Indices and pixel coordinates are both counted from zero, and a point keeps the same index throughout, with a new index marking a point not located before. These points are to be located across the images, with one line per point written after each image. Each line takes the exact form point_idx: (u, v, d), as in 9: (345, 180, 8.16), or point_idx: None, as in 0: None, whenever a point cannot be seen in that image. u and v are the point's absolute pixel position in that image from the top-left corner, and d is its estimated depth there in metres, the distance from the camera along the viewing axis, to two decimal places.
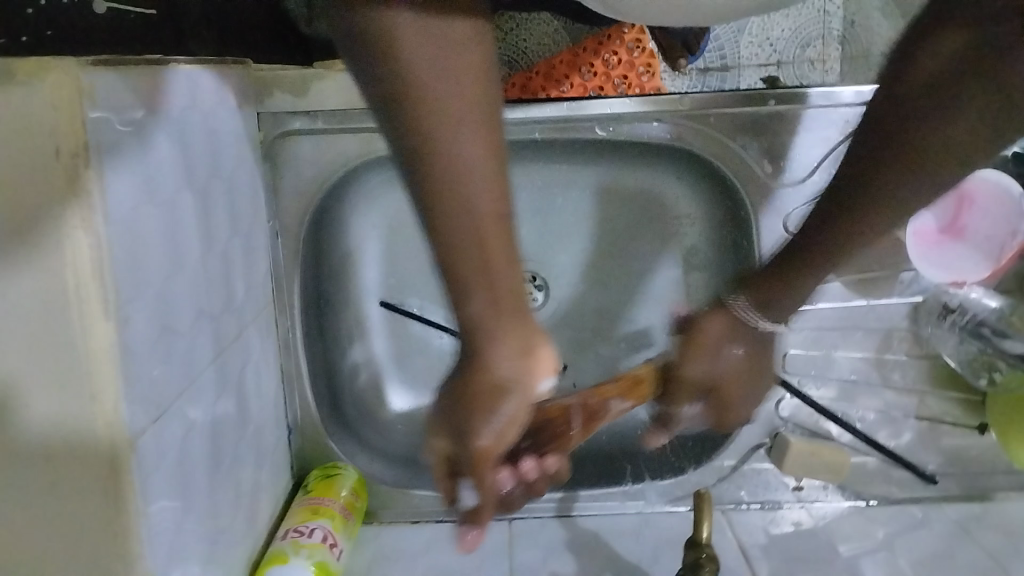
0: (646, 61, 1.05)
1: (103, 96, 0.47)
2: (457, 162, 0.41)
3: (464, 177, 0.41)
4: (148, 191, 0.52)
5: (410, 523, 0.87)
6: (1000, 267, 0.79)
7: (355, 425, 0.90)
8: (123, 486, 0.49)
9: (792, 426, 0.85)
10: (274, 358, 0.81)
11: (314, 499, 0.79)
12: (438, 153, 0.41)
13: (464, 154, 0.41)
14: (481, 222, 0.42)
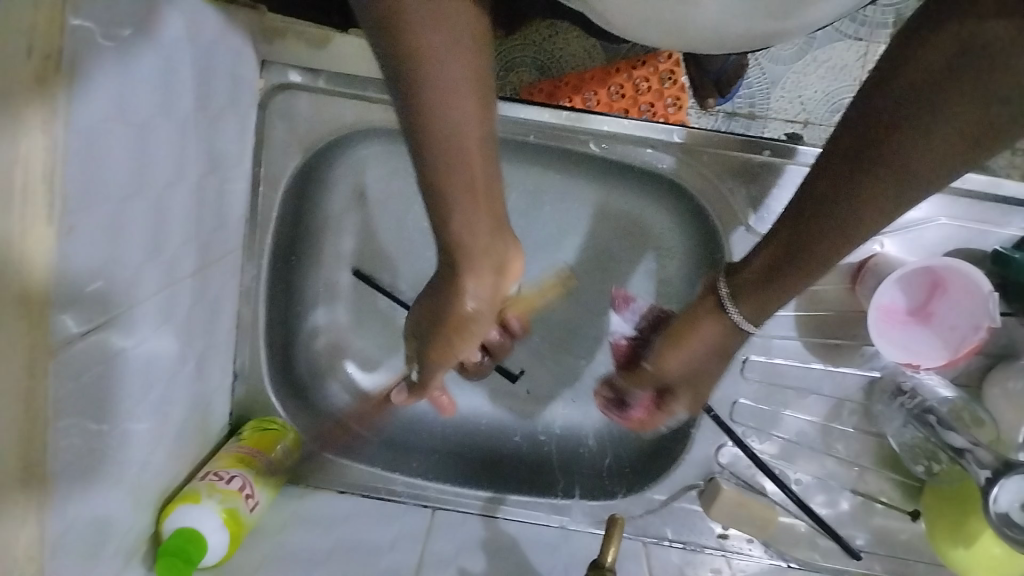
0: (675, 94, 1.06)
1: (91, 9, 0.47)
2: (442, 116, 0.51)
3: (450, 146, 0.52)
4: (124, 110, 0.53)
5: (336, 491, 0.87)
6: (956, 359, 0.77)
7: (302, 385, 0.90)
8: (36, 393, 0.49)
9: (729, 474, 0.85)
10: (232, 302, 0.82)
11: (245, 449, 0.80)
12: (429, 87, 0.49)
13: (451, 112, 0.51)
14: (470, 177, 0.54)
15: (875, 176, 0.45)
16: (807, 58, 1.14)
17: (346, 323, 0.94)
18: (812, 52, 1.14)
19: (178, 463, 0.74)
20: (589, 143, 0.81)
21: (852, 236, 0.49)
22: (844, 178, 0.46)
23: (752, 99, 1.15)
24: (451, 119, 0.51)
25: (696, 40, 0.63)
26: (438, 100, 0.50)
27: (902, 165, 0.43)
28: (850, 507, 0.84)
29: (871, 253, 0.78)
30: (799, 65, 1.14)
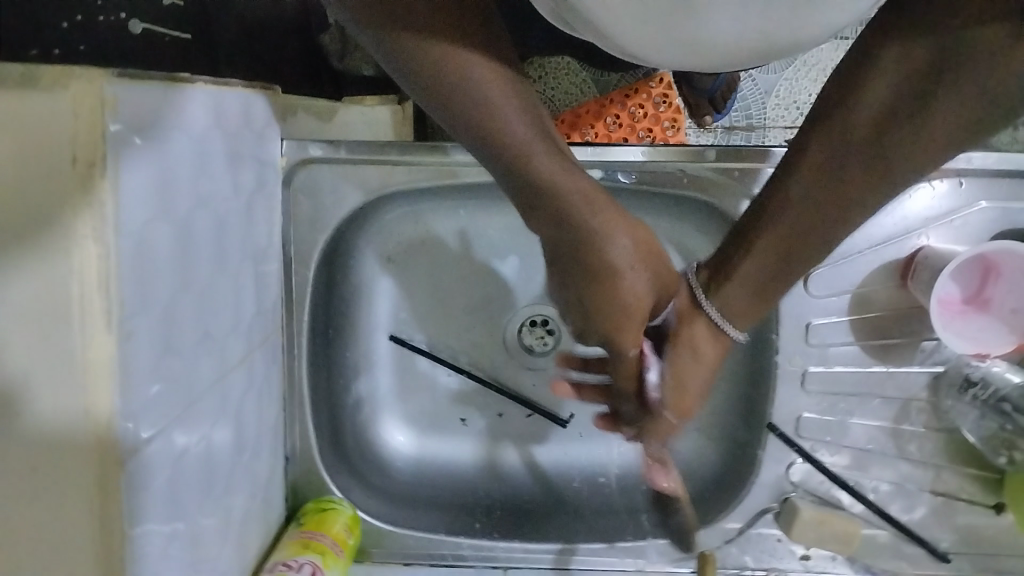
0: (672, 116, 1.07)
1: (128, 109, 0.46)
2: (552, 162, 0.52)
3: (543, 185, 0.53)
4: (163, 204, 0.51)
5: (403, 564, 0.85)
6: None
7: (354, 460, 0.89)
8: (110, 505, 0.48)
9: (803, 491, 0.82)
10: (276, 386, 0.80)
11: (307, 532, 0.78)
12: (515, 133, 0.51)
13: (566, 173, 0.53)
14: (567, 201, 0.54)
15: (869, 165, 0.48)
16: (797, 64, 1.15)
17: (390, 388, 0.93)
18: (802, 58, 1.14)
19: (245, 557, 0.72)
20: (615, 175, 0.81)
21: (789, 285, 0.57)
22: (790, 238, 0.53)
23: (747, 110, 1.16)
24: (550, 162, 0.52)
25: (727, 53, 0.61)
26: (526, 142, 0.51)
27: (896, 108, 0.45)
28: (931, 508, 0.82)
29: (915, 246, 0.77)
30: (790, 72, 1.15)
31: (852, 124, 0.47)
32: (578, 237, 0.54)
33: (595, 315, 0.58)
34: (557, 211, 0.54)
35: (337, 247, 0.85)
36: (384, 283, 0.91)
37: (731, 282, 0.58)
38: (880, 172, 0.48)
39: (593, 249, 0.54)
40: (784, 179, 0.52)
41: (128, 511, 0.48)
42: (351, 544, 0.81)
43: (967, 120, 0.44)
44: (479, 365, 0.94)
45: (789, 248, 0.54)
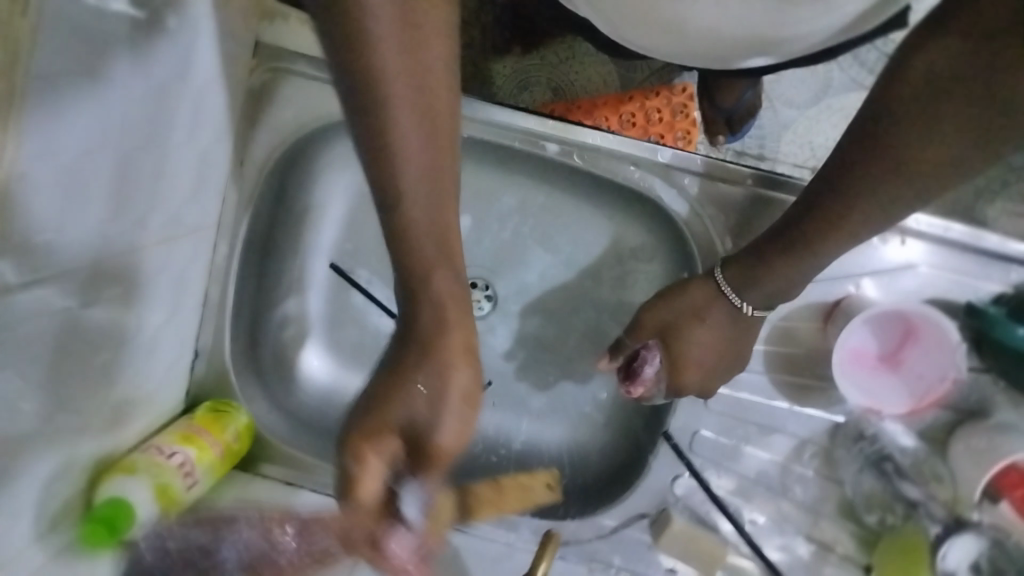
0: (686, 128, 1.09)
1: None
2: (398, 66, 0.50)
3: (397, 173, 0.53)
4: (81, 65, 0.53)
5: (284, 483, 0.86)
6: (920, 408, 0.77)
7: (265, 373, 0.90)
8: None
9: (683, 506, 0.83)
10: (200, 279, 0.81)
11: (195, 428, 0.79)
12: (371, 26, 0.48)
13: (417, 77, 0.51)
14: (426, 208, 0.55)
15: (882, 169, 0.57)
16: (822, 106, 1.17)
17: (319, 313, 0.94)
18: (827, 100, 1.17)
19: (122, 432, 0.74)
20: (573, 156, 0.82)
21: (775, 267, 0.68)
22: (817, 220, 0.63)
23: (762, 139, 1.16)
24: (401, 60, 0.50)
25: (726, 41, 0.75)
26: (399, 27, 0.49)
27: (892, 149, 0.55)
28: (803, 554, 0.81)
29: (845, 294, 0.78)
30: (813, 111, 1.17)
31: (902, 92, 0.53)
32: (380, 142, 0.52)
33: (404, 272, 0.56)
34: (371, 117, 0.51)
35: (291, 164, 0.86)
36: (335, 211, 0.92)
37: (784, 250, 0.67)
38: (917, 129, 0.53)
39: (381, 152, 0.52)
40: (844, 153, 0.59)
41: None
42: (235, 452, 0.82)
43: (985, 86, 0.50)
44: None
45: (828, 215, 0.62)
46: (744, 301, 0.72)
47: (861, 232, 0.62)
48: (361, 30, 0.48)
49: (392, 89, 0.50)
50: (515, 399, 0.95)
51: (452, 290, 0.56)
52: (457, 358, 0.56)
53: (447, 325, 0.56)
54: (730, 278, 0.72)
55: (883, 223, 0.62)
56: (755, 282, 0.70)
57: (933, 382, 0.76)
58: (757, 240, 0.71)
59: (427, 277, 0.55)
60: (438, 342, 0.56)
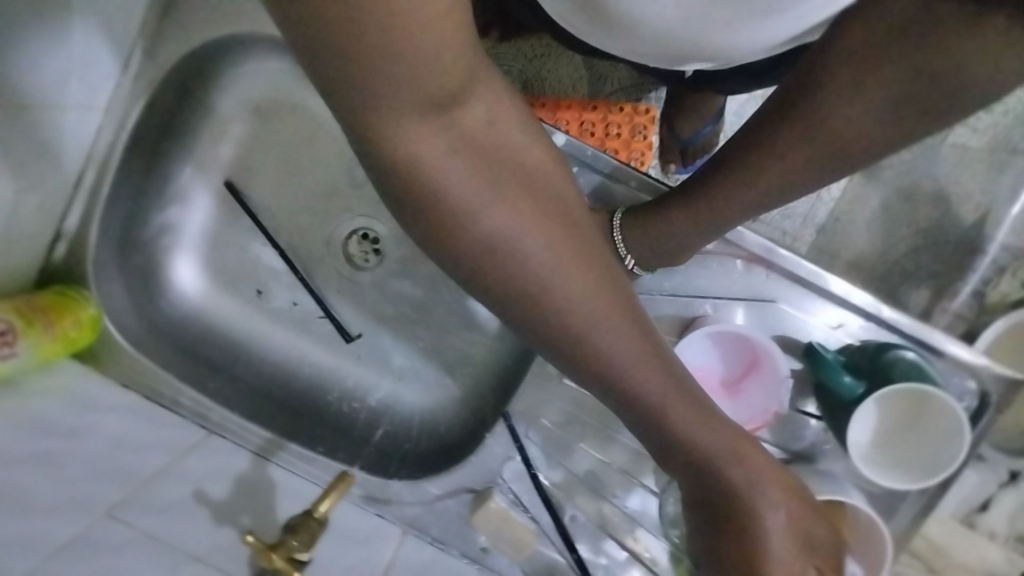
0: (642, 148, 1.17)
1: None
2: (482, 189, 0.45)
3: (533, 279, 0.46)
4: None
5: (119, 384, 0.84)
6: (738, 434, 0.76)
7: (131, 270, 0.89)
8: None
9: (508, 488, 0.83)
10: (71, 161, 0.80)
11: (33, 304, 0.78)
12: (439, 158, 0.43)
13: (497, 183, 0.45)
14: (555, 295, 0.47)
15: (792, 131, 0.59)
16: None
17: (200, 229, 0.92)
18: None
19: None
20: None
21: (663, 215, 0.71)
22: (719, 181, 0.66)
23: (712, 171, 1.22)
24: (479, 179, 0.45)
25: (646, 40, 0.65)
26: (462, 149, 0.44)
27: (831, 132, 0.57)
28: (616, 560, 0.82)
29: (701, 313, 0.79)
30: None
31: (828, 71, 0.56)
32: (530, 287, 0.46)
33: (656, 414, 0.51)
34: (494, 251, 0.46)
35: (198, 68, 0.85)
36: (236, 129, 0.91)
37: (685, 205, 0.69)
38: (841, 112, 0.56)
39: (545, 309, 0.47)
40: (755, 131, 0.62)
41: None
42: (73, 340, 0.81)
43: (903, 90, 0.53)
44: (294, 249, 0.93)
45: (733, 177, 0.64)
46: (628, 253, 0.74)
47: (775, 200, 0.64)
48: (427, 168, 0.43)
49: (483, 209, 0.45)
50: (381, 356, 0.94)
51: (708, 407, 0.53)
52: (748, 449, 0.54)
53: (731, 447, 0.53)
54: (636, 228, 0.73)
55: (781, 199, 0.64)
56: (642, 237, 0.72)
57: (758, 412, 0.76)
58: (657, 199, 0.73)
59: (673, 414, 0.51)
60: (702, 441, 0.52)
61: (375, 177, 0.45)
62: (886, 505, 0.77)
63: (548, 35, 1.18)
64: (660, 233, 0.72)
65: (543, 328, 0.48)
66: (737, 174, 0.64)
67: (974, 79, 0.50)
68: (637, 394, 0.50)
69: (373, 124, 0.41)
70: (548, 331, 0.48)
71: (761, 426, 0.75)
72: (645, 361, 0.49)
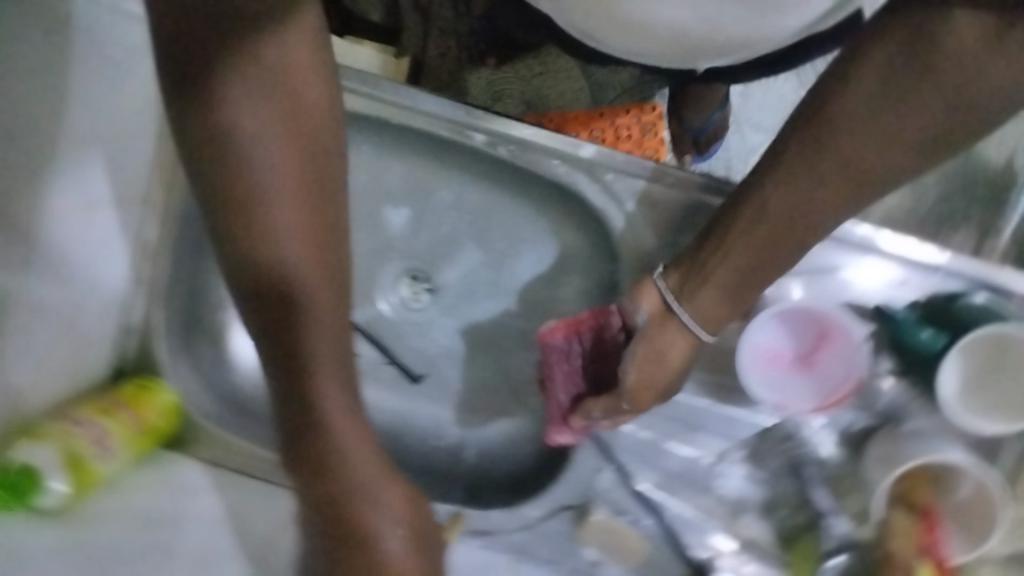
0: (655, 146, 1.12)
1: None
2: (268, 134, 0.57)
3: (210, 128, 0.55)
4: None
5: (208, 463, 0.84)
6: (825, 407, 0.76)
7: (196, 350, 0.90)
8: None
9: (607, 498, 0.83)
10: (127, 256, 0.82)
11: (118, 402, 0.79)
12: (237, 98, 0.55)
13: (262, 86, 0.55)
14: (226, 149, 0.56)
15: (814, 154, 0.60)
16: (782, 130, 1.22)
17: None
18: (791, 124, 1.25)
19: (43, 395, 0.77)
20: (499, 146, 0.82)
21: (709, 266, 0.70)
22: (747, 220, 0.66)
23: (728, 160, 1.25)
24: (258, 85, 0.55)
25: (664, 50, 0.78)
26: (275, 107, 0.56)
27: (854, 153, 0.58)
28: (725, 554, 0.82)
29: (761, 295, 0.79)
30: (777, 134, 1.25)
31: (848, 102, 0.57)
32: (229, 170, 0.57)
33: (255, 241, 0.60)
34: (216, 143, 0.56)
35: None
36: None
37: (718, 255, 0.68)
38: (874, 138, 0.57)
39: (214, 151, 0.56)
40: (773, 163, 0.63)
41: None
42: (159, 430, 0.82)
43: (926, 111, 0.53)
44: (348, 301, 0.93)
45: (769, 218, 0.65)
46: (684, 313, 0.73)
47: (814, 232, 0.64)
48: (201, 51, 0.53)
49: (255, 134, 0.56)
50: (453, 391, 0.95)
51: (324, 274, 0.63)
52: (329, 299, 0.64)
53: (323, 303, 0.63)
54: (639, 356, 0.73)
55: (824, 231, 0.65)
56: (689, 291, 0.71)
57: (840, 383, 0.76)
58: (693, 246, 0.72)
59: (279, 255, 0.61)
60: (285, 277, 0.61)
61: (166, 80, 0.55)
62: (982, 447, 0.77)
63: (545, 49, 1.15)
64: (707, 287, 0.70)
65: (219, 187, 0.58)
66: (767, 210, 0.64)
67: (1002, 95, 0.50)
68: (263, 226, 0.59)
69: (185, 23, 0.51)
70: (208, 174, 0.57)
71: (848, 394, 0.75)
72: (289, 190, 0.59)
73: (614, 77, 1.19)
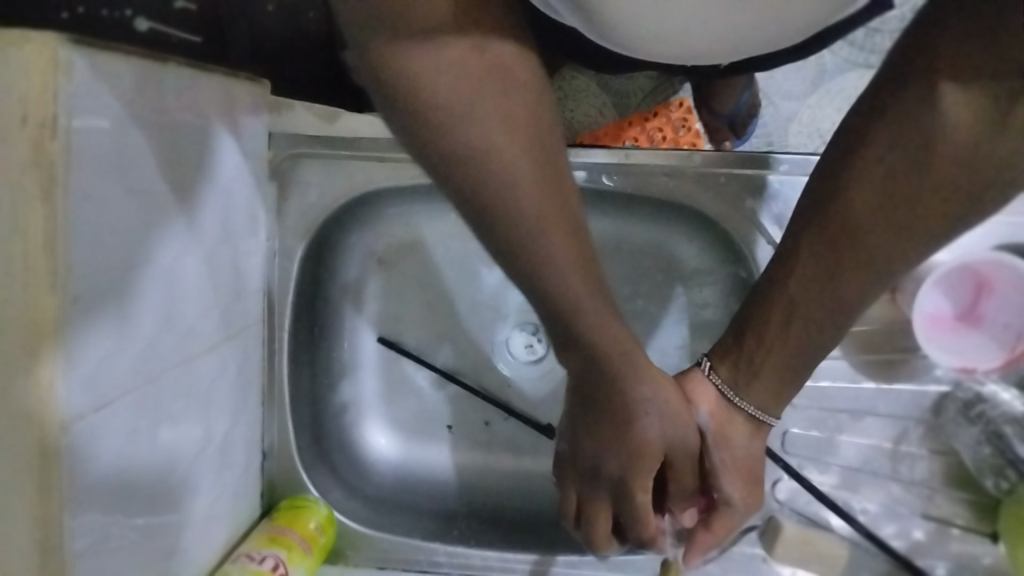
0: (691, 142, 1.00)
1: (87, 94, 0.49)
2: (485, 107, 0.48)
3: (472, 158, 0.49)
4: (149, 205, 0.57)
5: (375, 568, 0.82)
6: (1016, 356, 0.74)
7: (332, 456, 0.87)
8: (49, 492, 0.48)
9: (790, 510, 0.78)
10: (254, 377, 0.79)
11: (280, 527, 0.77)
12: (441, 85, 0.47)
13: (492, 104, 0.48)
14: (496, 184, 0.49)
15: (831, 240, 0.50)
16: (820, 91, 1.08)
17: (374, 392, 0.91)
18: (824, 86, 1.08)
19: (208, 549, 0.72)
20: (601, 178, 0.80)
21: (758, 368, 0.58)
22: (778, 321, 0.55)
23: (769, 136, 1.08)
24: (485, 108, 0.48)
25: (749, 44, 0.63)
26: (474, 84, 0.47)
27: (866, 241, 0.49)
28: (926, 539, 0.77)
29: None
30: (812, 99, 1.08)
31: (858, 196, 0.48)
32: (465, 164, 0.49)
33: (542, 283, 0.52)
34: (447, 145, 0.48)
35: (325, 240, 0.85)
36: (370, 286, 0.91)
37: (761, 349, 0.57)
38: (892, 234, 0.48)
39: (476, 179, 0.49)
40: (778, 269, 0.54)
41: (95, 468, 0.53)
42: (324, 545, 0.79)
43: (934, 194, 0.46)
44: (466, 371, 0.90)
45: (797, 321, 0.54)
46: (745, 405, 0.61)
47: (847, 319, 0.54)
48: (419, 80, 0.46)
49: (499, 162, 0.49)
50: None
51: (593, 272, 0.53)
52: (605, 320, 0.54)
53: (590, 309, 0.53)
54: (718, 422, 0.62)
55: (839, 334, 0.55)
56: (742, 387, 0.60)
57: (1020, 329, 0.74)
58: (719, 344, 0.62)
59: (533, 253, 0.51)
60: (548, 259, 0.51)
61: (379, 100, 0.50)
62: None
63: (557, 68, 1.04)
64: (760, 381, 0.59)
65: (474, 212, 0.51)
66: (790, 315, 0.54)
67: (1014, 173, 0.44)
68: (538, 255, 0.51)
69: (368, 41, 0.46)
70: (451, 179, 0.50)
71: None
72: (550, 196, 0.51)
73: (633, 83, 1.07)
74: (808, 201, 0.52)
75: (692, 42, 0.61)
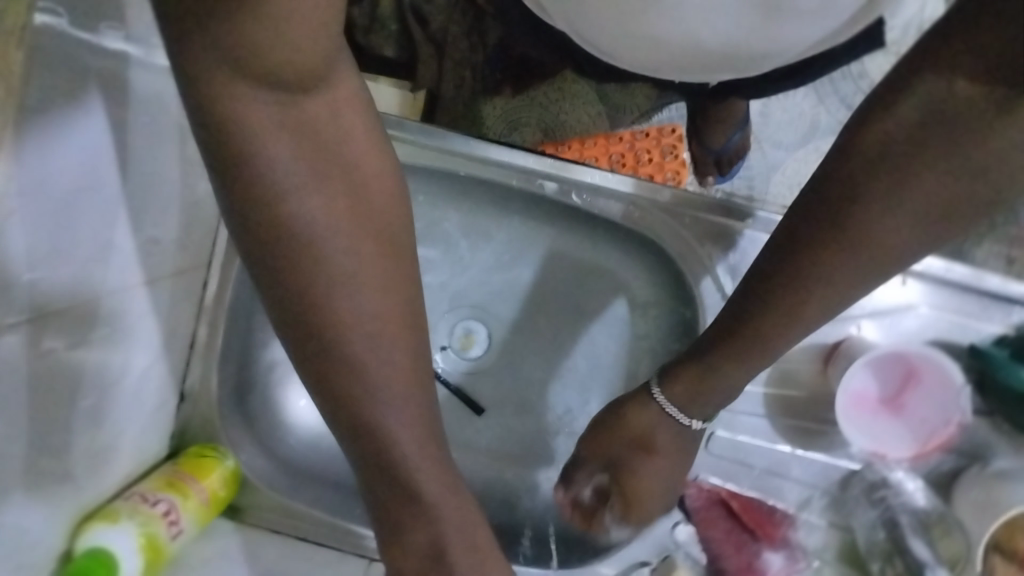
0: (675, 168, 1.04)
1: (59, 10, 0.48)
2: (332, 220, 0.47)
3: (321, 282, 0.47)
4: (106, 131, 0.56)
5: (269, 531, 0.81)
6: (925, 451, 0.76)
7: (250, 412, 0.86)
8: None
9: (685, 553, 0.78)
10: (186, 319, 0.79)
11: (181, 473, 0.77)
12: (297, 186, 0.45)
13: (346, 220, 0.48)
14: (338, 314, 0.48)
15: (818, 239, 0.51)
16: (809, 147, 1.08)
17: None
18: (814, 142, 1.08)
19: (104, 482, 0.71)
20: (571, 194, 0.81)
21: (744, 344, 0.59)
22: (763, 309, 0.56)
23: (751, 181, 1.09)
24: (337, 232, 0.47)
25: (724, 63, 0.63)
26: (317, 154, 0.46)
27: (869, 234, 0.49)
28: None
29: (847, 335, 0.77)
30: (800, 153, 1.09)
31: (846, 183, 0.48)
32: (299, 235, 0.46)
33: (366, 423, 0.51)
34: (258, 187, 0.44)
35: None
36: None
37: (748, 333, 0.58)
38: (910, 217, 0.48)
39: (319, 307, 0.48)
40: (767, 269, 0.55)
41: (3, 384, 0.52)
42: (222, 498, 0.79)
43: (954, 170, 0.45)
44: None
45: (787, 309, 0.55)
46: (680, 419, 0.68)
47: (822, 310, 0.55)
48: (261, 156, 0.44)
49: (345, 295, 0.48)
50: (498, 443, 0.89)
51: (414, 375, 0.52)
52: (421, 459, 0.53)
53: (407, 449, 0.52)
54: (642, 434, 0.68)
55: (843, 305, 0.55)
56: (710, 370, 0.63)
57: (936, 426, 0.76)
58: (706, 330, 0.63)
59: (356, 333, 0.49)
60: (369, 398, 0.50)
61: (194, 136, 0.44)
62: None
63: (561, 68, 1.03)
64: (733, 367, 0.61)
65: (316, 349, 0.49)
66: (782, 305, 0.55)
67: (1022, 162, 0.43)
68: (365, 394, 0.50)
69: (206, 74, 0.41)
70: (255, 227, 0.45)
71: (945, 436, 0.75)
72: (391, 329, 0.50)
73: (631, 99, 1.05)
74: (798, 207, 0.52)
75: (667, 49, 0.61)
